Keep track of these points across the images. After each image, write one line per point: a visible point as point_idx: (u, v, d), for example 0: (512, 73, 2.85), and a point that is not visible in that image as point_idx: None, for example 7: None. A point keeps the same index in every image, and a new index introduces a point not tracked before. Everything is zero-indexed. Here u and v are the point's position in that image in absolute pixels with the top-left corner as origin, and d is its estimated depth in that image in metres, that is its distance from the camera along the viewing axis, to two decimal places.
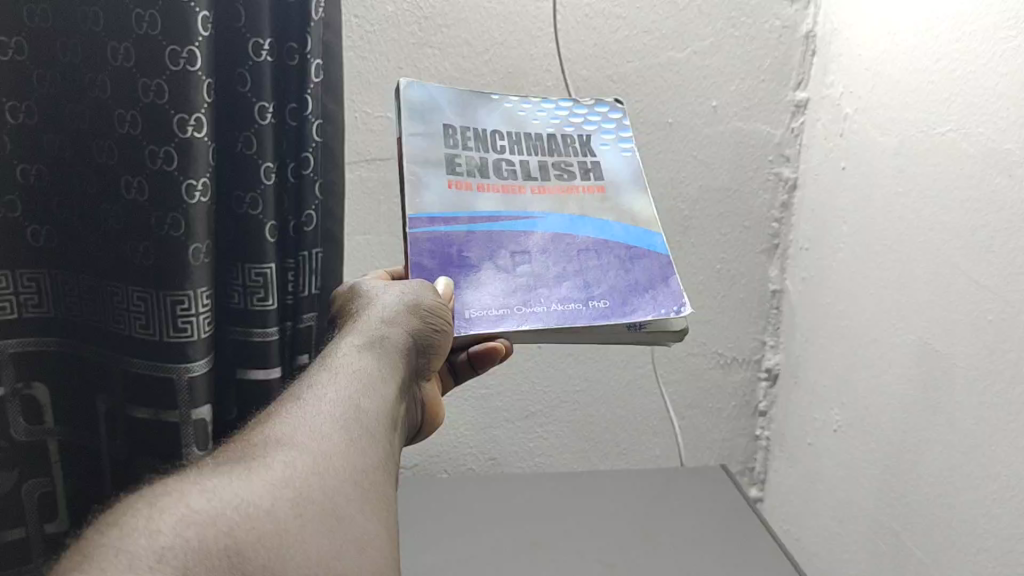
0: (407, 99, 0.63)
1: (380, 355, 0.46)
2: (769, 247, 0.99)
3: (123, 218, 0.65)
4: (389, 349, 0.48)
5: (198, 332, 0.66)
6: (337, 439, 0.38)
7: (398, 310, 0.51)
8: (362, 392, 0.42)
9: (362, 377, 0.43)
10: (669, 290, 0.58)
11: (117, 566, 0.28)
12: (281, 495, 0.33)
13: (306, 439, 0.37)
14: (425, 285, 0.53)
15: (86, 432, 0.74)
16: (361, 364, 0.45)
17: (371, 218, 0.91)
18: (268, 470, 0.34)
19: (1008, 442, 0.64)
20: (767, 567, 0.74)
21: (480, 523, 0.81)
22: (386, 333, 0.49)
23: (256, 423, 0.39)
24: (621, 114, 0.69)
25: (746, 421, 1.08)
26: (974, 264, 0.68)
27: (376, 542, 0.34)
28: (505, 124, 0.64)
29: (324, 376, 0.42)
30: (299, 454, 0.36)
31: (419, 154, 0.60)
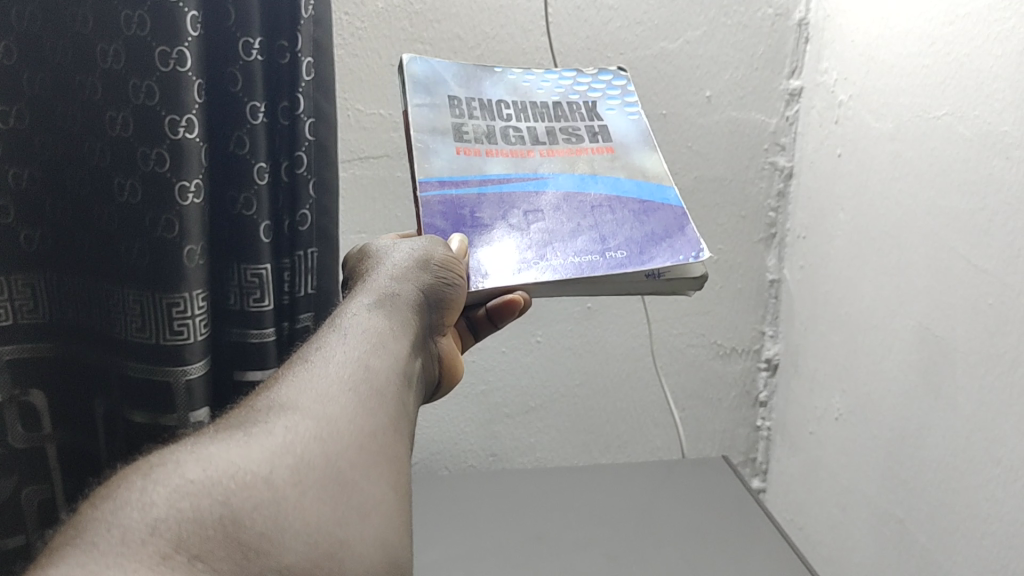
0: (410, 72, 0.63)
1: (391, 313, 0.46)
2: (766, 237, 0.99)
3: (116, 220, 0.65)
4: (400, 306, 0.47)
5: (194, 333, 0.66)
6: (345, 400, 0.37)
7: (408, 267, 0.50)
8: (372, 351, 0.41)
9: (373, 335, 0.43)
10: (686, 238, 0.57)
11: (109, 542, 0.28)
12: (281, 461, 0.33)
13: (311, 402, 0.37)
14: (437, 242, 0.53)
15: (85, 435, 0.74)
16: (372, 321, 0.44)
17: (366, 217, 0.90)
18: (268, 435, 0.34)
19: (1010, 424, 0.65)
20: (770, 556, 0.74)
21: (483, 518, 0.81)
22: (397, 291, 0.48)
23: (263, 388, 0.39)
24: (625, 81, 0.70)
25: (747, 412, 1.07)
26: (973, 248, 0.68)
27: (382, 510, 0.33)
28: (510, 94, 0.65)
29: (332, 338, 0.42)
30: (303, 417, 0.35)
31: (427, 124, 0.60)
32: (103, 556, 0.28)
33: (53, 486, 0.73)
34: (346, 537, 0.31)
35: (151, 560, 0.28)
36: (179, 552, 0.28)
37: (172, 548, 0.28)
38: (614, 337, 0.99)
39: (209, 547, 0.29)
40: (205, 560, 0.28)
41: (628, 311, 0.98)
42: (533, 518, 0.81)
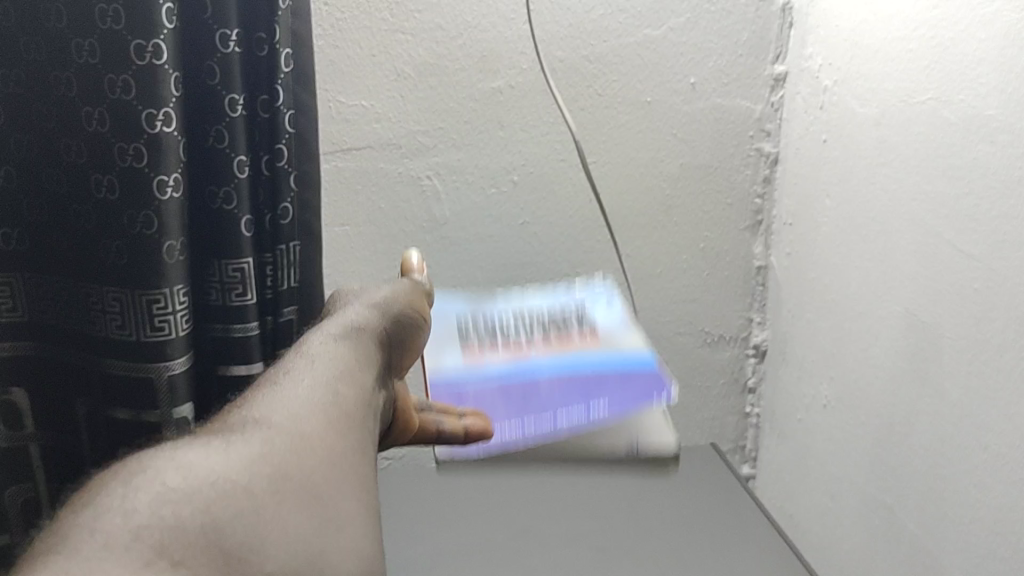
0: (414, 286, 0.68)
1: (362, 338, 0.45)
2: (752, 224, 0.98)
3: (95, 217, 0.64)
4: (370, 333, 0.47)
5: (175, 329, 0.66)
6: (321, 412, 0.36)
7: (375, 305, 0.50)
8: (347, 370, 0.41)
9: (348, 355, 0.42)
10: None
11: (92, 545, 0.27)
12: (258, 469, 0.32)
13: (286, 412, 0.36)
14: (401, 295, 0.53)
15: (67, 435, 0.73)
16: (344, 344, 0.43)
17: (349, 209, 0.89)
18: (248, 442, 0.33)
19: (997, 410, 0.65)
20: (759, 546, 0.74)
21: (468, 512, 0.80)
22: (367, 320, 0.48)
23: (235, 402, 0.38)
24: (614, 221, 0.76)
25: (735, 399, 1.06)
26: (959, 234, 0.68)
27: (359, 522, 0.33)
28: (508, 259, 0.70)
29: (307, 355, 0.41)
30: (279, 427, 0.35)
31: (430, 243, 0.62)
32: (84, 561, 0.27)
33: (36, 485, 0.72)
34: (324, 546, 0.30)
35: (134, 566, 0.27)
36: (162, 558, 0.27)
37: (155, 554, 0.27)
38: None
39: (192, 552, 0.28)
40: (188, 566, 0.28)
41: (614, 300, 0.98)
42: (520, 513, 0.80)
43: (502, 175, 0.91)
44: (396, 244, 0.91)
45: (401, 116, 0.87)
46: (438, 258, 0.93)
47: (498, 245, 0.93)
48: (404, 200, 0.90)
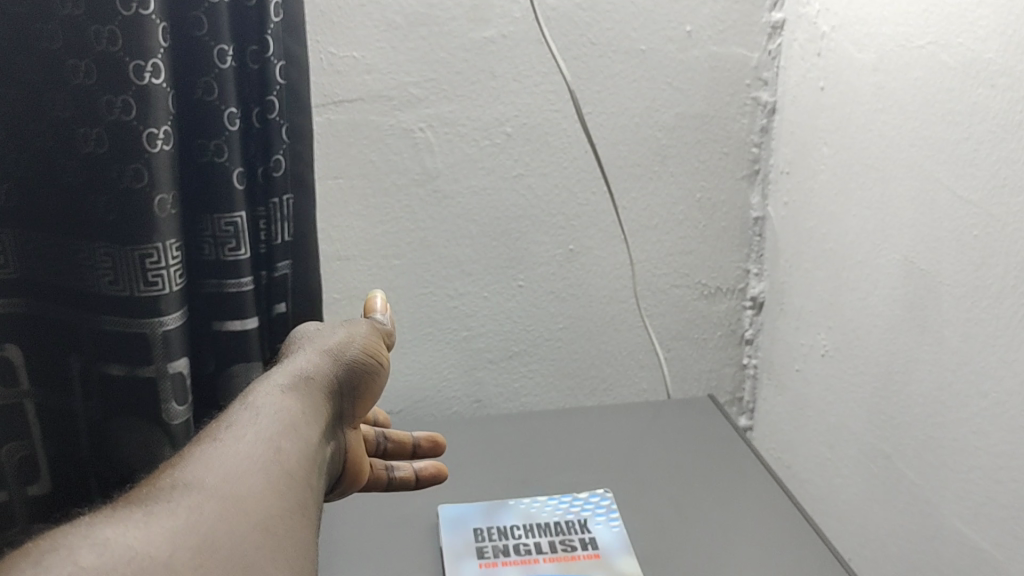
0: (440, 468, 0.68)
1: (304, 394, 0.46)
2: (749, 174, 0.97)
3: (84, 172, 0.63)
4: (312, 388, 0.48)
5: (169, 284, 0.65)
6: (253, 478, 0.37)
7: (320, 354, 0.51)
8: (283, 431, 0.42)
9: (285, 416, 0.43)
10: None
11: None
12: (182, 542, 0.32)
13: (217, 479, 0.36)
14: (349, 339, 0.54)
15: (61, 393, 0.72)
16: (284, 401, 0.44)
17: (341, 162, 0.88)
18: (172, 513, 0.34)
19: (995, 357, 0.65)
20: (756, 494, 0.74)
21: (466, 462, 0.80)
22: (311, 372, 0.49)
23: (170, 464, 0.39)
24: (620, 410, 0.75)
25: (733, 351, 1.06)
26: (957, 179, 0.67)
27: None
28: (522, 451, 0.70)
29: (243, 417, 0.42)
30: (209, 495, 0.35)
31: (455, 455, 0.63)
32: None
33: (34, 443, 0.72)
34: None
35: None
36: None
37: None
38: (597, 281, 0.99)
39: None
40: None
41: (611, 253, 0.97)
42: (519, 465, 0.80)
43: (496, 127, 0.90)
44: (389, 198, 0.90)
45: (393, 67, 0.85)
46: (431, 212, 0.92)
47: (492, 198, 0.92)
48: (397, 154, 0.89)
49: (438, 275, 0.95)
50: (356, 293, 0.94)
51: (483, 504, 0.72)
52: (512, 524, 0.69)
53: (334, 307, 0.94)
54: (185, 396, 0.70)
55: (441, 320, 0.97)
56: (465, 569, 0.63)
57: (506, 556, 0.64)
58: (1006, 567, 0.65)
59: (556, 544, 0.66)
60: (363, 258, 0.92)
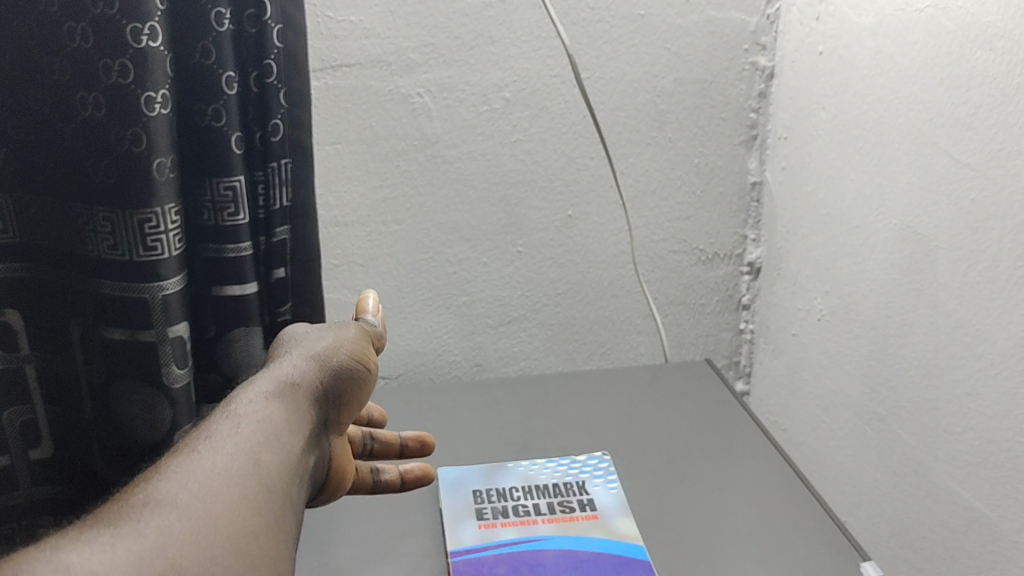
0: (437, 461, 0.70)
1: (288, 403, 0.46)
2: (747, 139, 0.97)
3: (81, 137, 0.63)
4: (298, 395, 0.47)
5: (168, 249, 0.66)
6: (228, 496, 0.37)
7: (309, 358, 0.50)
8: (264, 443, 0.41)
9: (268, 425, 0.43)
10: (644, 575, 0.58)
11: None
12: (149, 567, 0.32)
13: (191, 495, 0.36)
14: (339, 343, 0.53)
15: (61, 357, 0.73)
16: (270, 410, 0.44)
17: (339, 127, 0.88)
18: (142, 532, 0.33)
19: (991, 320, 0.65)
20: (752, 456, 0.75)
21: (465, 425, 0.80)
22: (298, 379, 0.48)
23: (146, 473, 0.38)
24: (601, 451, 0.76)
25: (730, 315, 1.07)
26: (955, 142, 0.67)
27: None
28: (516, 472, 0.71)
29: (225, 425, 0.41)
30: (182, 513, 0.35)
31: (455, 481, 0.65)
32: None
33: (35, 407, 0.72)
34: None
35: None
36: None
37: None
38: (596, 246, 0.99)
39: None
40: None
41: (609, 219, 0.98)
42: (518, 428, 0.80)
43: (494, 93, 0.90)
44: (387, 163, 0.90)
45: (391, 31, 0.85)
46: (430, 177, 0.92)
47: (491, 163, 0.92)
48: (395, 119, 0.88)
49: (437, 240, 0.95)
50: (355, 259, 0.94)
51: (482, 467, 0.72)
52: (511, 486, 0.69)
53: (332, 273, 0.94)
54: (185, 360, 0.71)
55: (440, 286, 0.97)
56: (464, 530, 0.64)
57: (506, 518, 0.65)
58: (998, 526, 0.66)
59: (555, 506, 0.67)
60: (362, 224, 0.92)
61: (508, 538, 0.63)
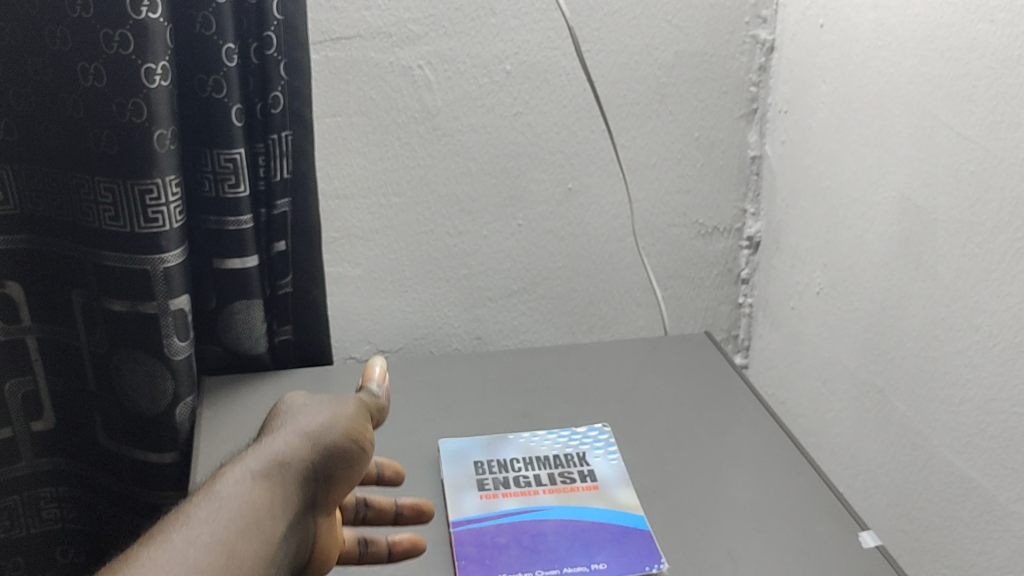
0: (441, 451, 0.70)
1: (277, 488, 0.40)
2: (747, 113, 0.97)
3: (82, 107, 0.63)
4: (290, 479, 0.41)
5: (169, 221, 0.66)
6: None
7: (310, 430, 0.44)
8: (235, 542, 0.36)
9: (247, 519, 0.37)
10: (644, 553, 0.59)
11: None
12: None
13: None
14: (347, 412, 0.47)
15: (63, 327, 0.73)
16: (253, 498, 0.39)
17: (339, 99, 0.88)
18: None
19: (990, 291, 0.66)
20: (752, 427, 0.75)
21: (467, 397, 0.81)
22: (293, 456, 0.42)
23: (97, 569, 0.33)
24: (600, 425, 0.75)
25: (729, 289, 1.06)
26: (955, 114, 0.68)
27: None
28: (518, 451, 0.71)
29: (198, 515, 0.37)
30: None
31: (459, 479, 0.66)
32: None
33: (36, 378, 0.73)
34: None
35: None
36: None
37: None
38: (596, 220, 0.99)
39: None
40: None
41: (609, 192, 0.98)
42: (519, 398, 0.81)
43: (495, 65, 0.89)
44: (388, 136, 0.90)
45: (391, 3, 0.85)
46: (430, 150, 0.92)
47: (492, 135, 0.92)
48: (395, 91, 0.88)
49: (438, 213, 0.95)
50: (355, 231, 0.94)
51: (483, 438, 0.73)
52: (512, 457, 0.70)
53: (331, 246, 0.94)
54: (187, 333, 0.71)
55: (440, 259, 0.97)
56: (466, 500, 0.64)
57: (507, 488, 0.66)
58: (994, 496, 0.67)
59: (555, 476, 0.67)
60: (362, 196, 0.92)
61: (509, 508, 0.63)
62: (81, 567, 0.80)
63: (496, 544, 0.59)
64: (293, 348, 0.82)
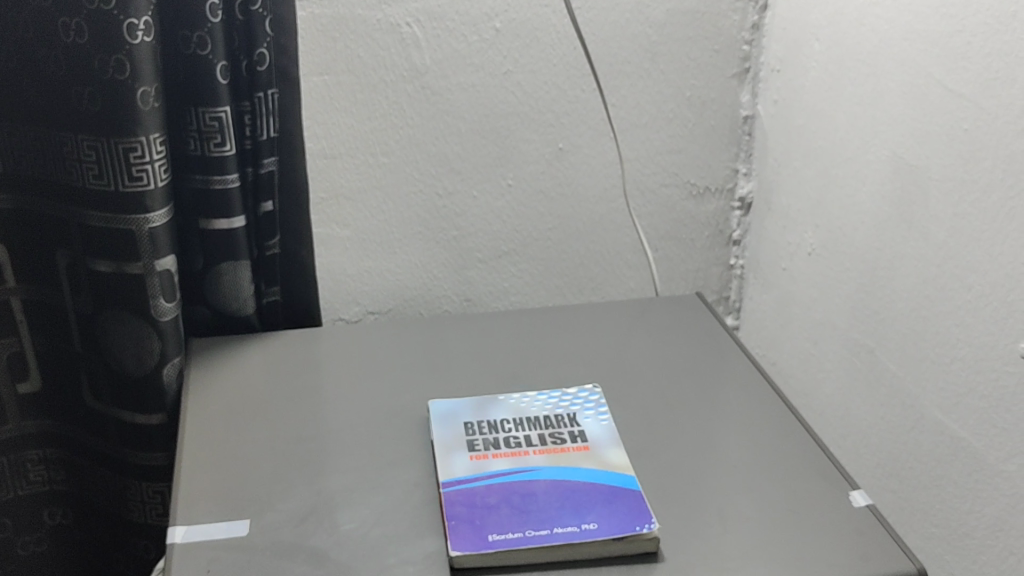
0: (431, 410, 0.69)
1: None
2: (740, 72, 0.96)
3: (64, 63, 0.62)
4: None
5: (154, 180, 0.65)
6: None
7: None
8: None
9: None
10: (635, 513, 0.58)
11: None
12: None
13: None
14: None
15: (48, 288, 0.72)
16: None
17: (326, 57, 0.86)
18: None
19: (982, 250, 0.65)
20: (744, 388, 0.75)
21: (458, 357, 0.80)
22: None
23: None
24: (591, 385, 0.75)
25: (720, 251, 1.06)
26: (949, 71, 0.67)
27: None
28: (509, 412, 0.70)
29: None
30: None
31: (449, 439, 0.66)
32: None
33: (21, 340, 0.73)
34: None
35: None
36: None
37: None
38: (586, 180, 0.98)
39: None
40: None
41: (600, 152, 0.97)
42: (509, 358, 0.80)
43: (484, 23, 0.88)
44: (376, 95, 0.89)
45: None
46: (419, 109, 0.91)
47: (481, 94, 0.91)
48: (383, 49, 0.87)
49: (427, 173, 0.94)
50: (343, 191, 0.93)
51: (472, 399, 0.72)
52: (502, 417, 0.69)
53: (319, 206, 0.93)
54: (174, 294, 0.69)
55: (429, 220, 0.96)
56: (455, 460, 0.64)
57: (497, 448, 0.65)
58: (984, 455, 0.67)
59: (546, 437, 0.67)
60: (350, 156, 0.91)
61: (499, 468, 0.63)
62: (70, 528, 0.80)
63: (486, 505, 0.59)
64: (282, 309, 0.81)
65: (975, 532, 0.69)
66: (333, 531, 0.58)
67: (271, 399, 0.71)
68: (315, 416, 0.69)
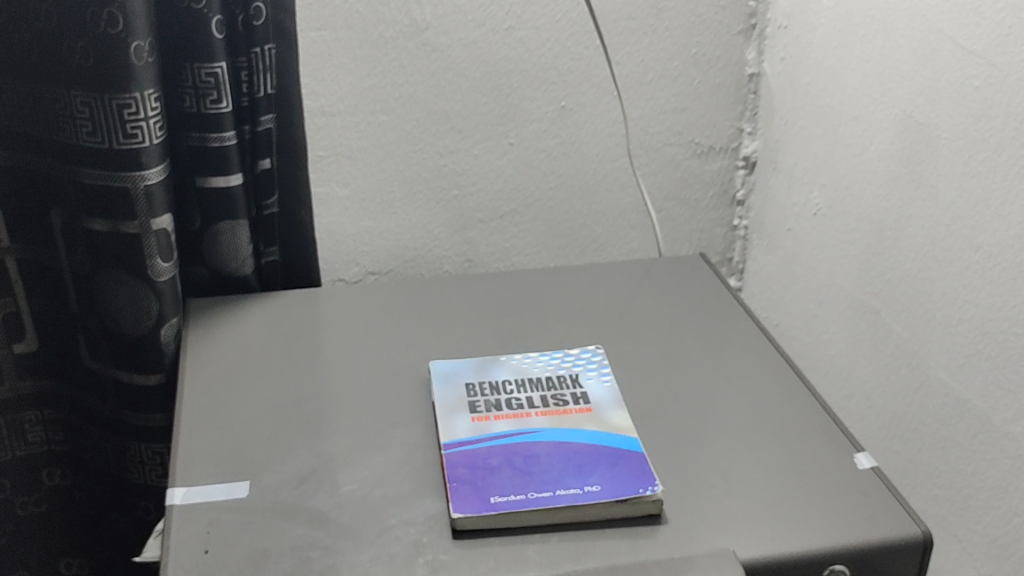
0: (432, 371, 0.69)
1: None
2: (746, 28, 0.95)
3: (55, 16, 0.61)
4: None
5: (149, 136, 0.63)
6: None
7: None
8: None
9: None
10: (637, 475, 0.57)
11: None
12: None
13: None
14: None
15: (44, 247, 0.71)
16: None
17: (325, 12, 0.85)
18: None
19: (991, 210, 0.64)
20: (747, 349, 0.74)
21: (459, 317, 0.79)
22: None
23: None
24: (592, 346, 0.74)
25: (724, 212, 1.05)
26: (960, 27, 0.66)
27: None
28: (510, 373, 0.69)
29: None
30: None
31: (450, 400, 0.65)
32: None
33: (16, 301, 0.73)
34: None
35: None
36: None
37: None
38: (589, 139, 0.97)
39: None
40: None
41: (603, 110, 0.95)
42: (510, 318, 0.79)
43: None
44: (376, 51, 0.87)
45: None
46: (419, 65, 0.89)
47: (483, 51, 0.90)
48: (383, 4, 0.86)
49: (428, 131, 0.92)
50: (343, 150, 0.91)
51: (473, 360, 0.71)
52: (504, 378, 0.68)
53: (319, 165, 0.91)
54: (172, 254, 0.69)
55: (429, 179, 0.95)
56: (456, 422, 0.63)
57: (499, 410, 0.65)
58: (990, 416, 0.66)
59: (548, 398, 0.66)
60: (350, 114, 0.90)
61: (501, 430, 0.62)
62: (70, 488, 0.80)
63: (488, 467, 0.59)
64: (281, 269, 0.80)
65: (979, 494, 0.68)
66: (334, 492, 0.58)
67: (270, 360, 0.70)
68: (315, 377, 0.69)
